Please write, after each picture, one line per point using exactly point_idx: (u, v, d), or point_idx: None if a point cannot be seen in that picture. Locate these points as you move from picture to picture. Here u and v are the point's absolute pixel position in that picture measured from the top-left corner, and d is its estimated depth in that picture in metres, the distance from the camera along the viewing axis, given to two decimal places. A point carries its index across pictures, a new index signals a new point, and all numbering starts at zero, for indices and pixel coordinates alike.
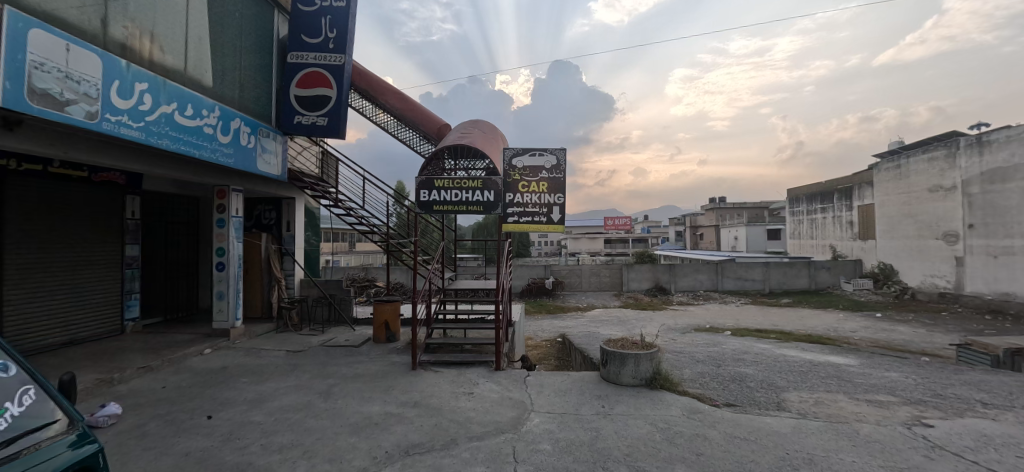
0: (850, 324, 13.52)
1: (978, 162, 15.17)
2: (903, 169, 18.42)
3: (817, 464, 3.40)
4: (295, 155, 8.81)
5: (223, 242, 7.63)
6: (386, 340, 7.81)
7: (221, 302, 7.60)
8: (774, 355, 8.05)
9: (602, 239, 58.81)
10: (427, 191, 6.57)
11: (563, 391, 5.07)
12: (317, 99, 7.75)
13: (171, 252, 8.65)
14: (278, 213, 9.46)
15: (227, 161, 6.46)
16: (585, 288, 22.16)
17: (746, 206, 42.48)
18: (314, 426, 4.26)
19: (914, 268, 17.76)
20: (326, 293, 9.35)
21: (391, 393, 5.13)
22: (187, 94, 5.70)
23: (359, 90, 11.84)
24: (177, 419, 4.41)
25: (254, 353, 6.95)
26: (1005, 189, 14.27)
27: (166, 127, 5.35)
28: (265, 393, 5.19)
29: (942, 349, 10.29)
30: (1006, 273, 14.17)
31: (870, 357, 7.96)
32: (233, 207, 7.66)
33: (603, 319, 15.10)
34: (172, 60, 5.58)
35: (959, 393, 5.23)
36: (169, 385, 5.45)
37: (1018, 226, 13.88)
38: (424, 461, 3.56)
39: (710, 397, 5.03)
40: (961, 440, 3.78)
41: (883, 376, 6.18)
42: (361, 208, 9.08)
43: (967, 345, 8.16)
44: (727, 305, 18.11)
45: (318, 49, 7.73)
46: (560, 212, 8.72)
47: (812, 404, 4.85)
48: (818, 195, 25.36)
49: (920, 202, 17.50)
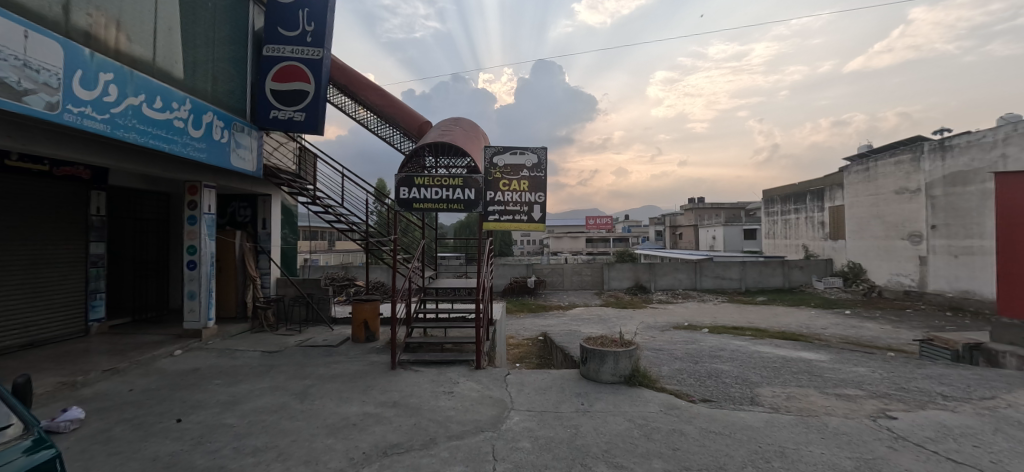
0: (820, 321, 14.00)
1: (940, 165, 15.88)
2: (871, 171, 19.10)
3: (788, 456, 3.49)
4: (271, 151, 8.58)
5: (195, 240, 7.37)
6: (365, 340, 7.70)
7: (193, 302, 7.36)
8: (749, 351, 8.23)
9: (583, 238, 59.28)
10: (407, 189, 6.49)
11: (543, 389, 5.09)
12: (294, 94, 7.57)
13: (138, 251, 8.35)
14: (253, 210, 9.20)
15: (199, 156, 6.27)
16: (567, 287, 22.33)
17: (724, 206, 43.40)
18: (289, 427, 4.17)
19: (881, 268, 18.44)
20: (303, 293, 9.16)
21: (370, 393, 5.07)
22: (156, 86, 5.49)
23: (338, 85, 11.59)
24: (145, 423, 4.24)
25: (228, 354, 6.76)
26: (965, 192, 14.99)
27: (132, 119, 5.14)
28: (239, 395, 5.05)
29: (906, 344, 10.72)
30: (967, 272, 14.88)
31: (839, 353, 8.22)
32: (205, 203, 7.42)
33: (584, 318, 15.21)
34: (139, 51, 5.36)
35: (921, 386, 5.47)
36: (137, 387, 5.25)
37: (977, 226, 14.58)
38: (402, 460, 3.52)
39: (687, 393, 5.10)
40: (923, 431, 3.94)
41: (852, 371, 6.38)
42: (339, 206, 8.94)
43: (929, 341, 8.62)
44: (705, 303, 18.48)
45: (295, 42, 7.58)
46: (541, 212, 8.87)
47: (784, 399, 4.98)
48: (791, 196, 26.11)
49: (887, 203, 18.18)
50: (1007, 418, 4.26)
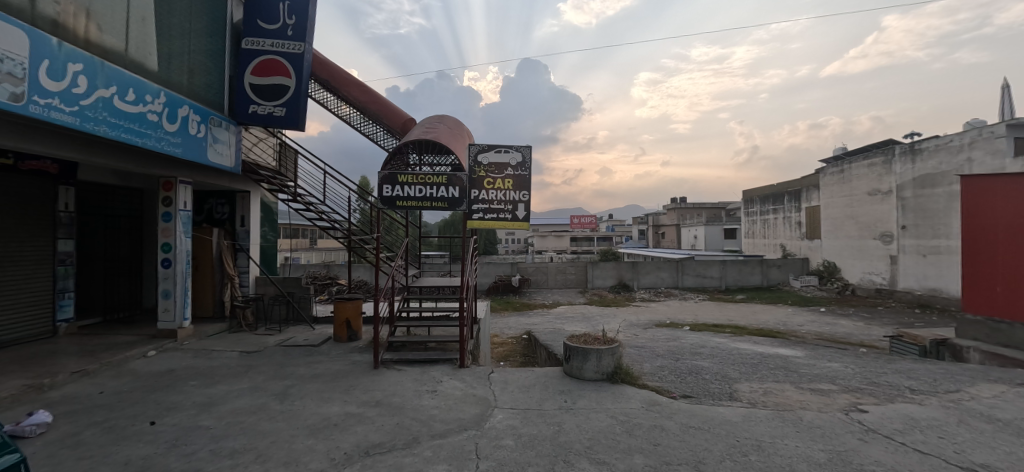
0: (797, 318, 14.39)
1: (911, 168, 16.48)
2: (846, 173, 19.69)
3: (764, 449, 3.58)
4: (250, 147, 8.38)
5: (170, 238, 7.16)
6: (347, 339, 7.60)
7: (167, 301, 7.16)
8: (729, 348, 8.41)
9: (568, 237, 59.58)
10: (390, 187, 6.43)
11: (526, 387, 5.11)
12: (274, 89, 7.44)
13: (109, 249, 8.08)
14: (231, 207, 8.99)
15: (174, 151, 6.10)
16: (551, 285, 22.47)
17: (705, 206, 44.19)
18: (269, 428, 4.09)
19: (854, 266, 19.02)
20: (283, 291, 9.00)
21: (352, 393, 5.01)
22: (128, 77, 5.31)
23: (320, 80, 11.37)
24: (117, 426, 4.11)
25: (204, 355, 6.58)
26: (934, 194, 15.59)
27: (103, 112, 4.96)
28: (216, 396, 4.93)
29: (877, 341, 11.12)
30: (934, 270, 15.47)
31: (814, 349, 8.46)
32: (181, 200, 7.22)
33: (568, 316, 15.30)
34: (111, 41, 5.16)
35: (891, 380, 5.67)
36: (109, 389, 5.09)
37: (944, 227, 15.18)
38: (385, 460, 3.49)
39: (668, 390, 5.18)
40: (892, 423, 4.09)
41: (826, 367, 6.59)
42: (321, 203, 8.80)
43: (899, 337, 8.95)
44: (687, 301, 18.79)
45: (275, 35, 7.43)
46: (525, 210, 9.02)
47: (761, 394, 5.10)
48: (770, 197, 26.74)
49: (860, 204, 18.77)
50: (971, 410, 4.44)
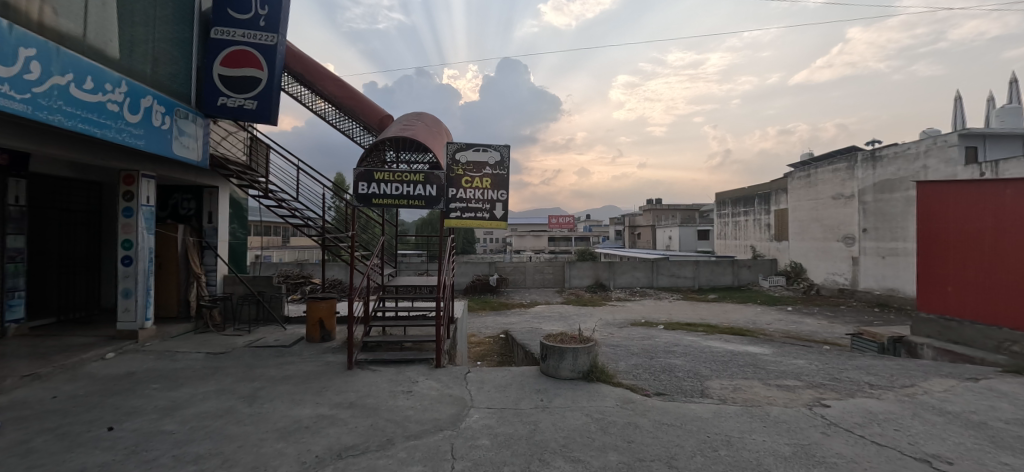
0: (765, 317, 14.87)
1: (872, 174, 17.26)
2: (811, 177, 20.47)
3: (733, 444, 3.68)
4: (218, 140, 8.07)
5: (131, 234, 6.83)
6: (320, 339, 7.43)
7: (128, 300, 6.83)
8: (701, 346, 8.62)
9: (546, 237, 59.88)
10: (365, 185, 6.30)
11: (503, 386, 5.11)
12: (245, 81, 7.21)
13: (63, 245, 7.65)
14: (198, 203, 8.66)
15: (136, 143, 5.83)
16: (529, 285, 22.58)
17: (679, 208, 45.23)
18: (236, 432, 3.95)
19: (819, 267, 19.81)
20: (253, 291, 8.72)
21: (325, 394, 4.89)
22: (86, 64, 5.03)
23: (294, 73, 11.07)
24: (71, 433, 3.89)
25: (168, 357, 6.32)
26: (892, 198, 16.38)
27: (58, 100, 4.68)
28: (180, 400, 4.73)
29: (839, 338, 11.60)
30: (892, 271, 16.27)
31: (782, 346, 8.75)
32: (143, 194, 6.90)
33: (546, 316, 15.38)
34: (67, 25, 4.87)
35: (852, 376, 5.93)
36: (64, 394, 4.82)
37: (902, 230, 15.96)
38: (358, 462, 3.42)
39: (642, 388, 5.27)
40: (852, 417, 4.28)
41: (792, 363, 6.84)
42: (294, 200, 8.54)
43: (859, 335, 9.36)
44: (661, 301, 19.16)
45: (246, 26, 7.19)
46: (502, 209, 9.08)
47: (731, 391, 5.26)
48: (741, 199, 27.59)
49: (825, 208, 19.56)
50: (925, 404, 4.68)
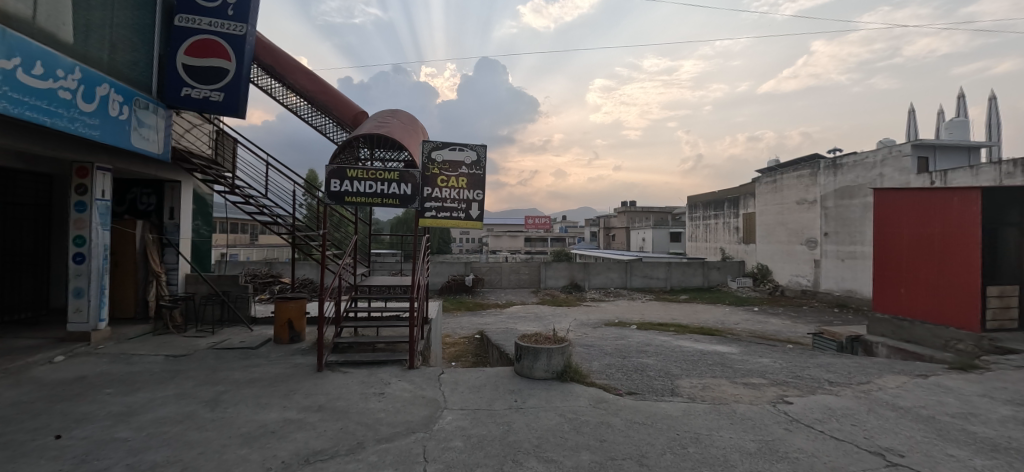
0: (733, 317, 15.36)
1: (833, 180, 18.07)
2: (777, 183, 21.25)
3: (701, 441, 3.78)
4: (181, 133, 7.72)
5: (83, 230, 6.45)
6: (289, 340, 7.21)
7: (79, 301, 6.46)
8: (671, 346, 8.82)
9: (522, 237, 60.02)
10: (338, 182, 6.14)
11: (477, 387, 5.07)
12: (211, 72, 6.94)
13: (10, 242, 7.18)
14: (159, 198, 8.28)
15: (90, 133, 5.51)
16: (505, 285, 22.58)
17: (653, 211, 46.20)
18: (197, 439, 3.78)
19: (783, 269, 20.59)
20: (218, 290, 8.39)
21: (292, 398, 4.74)
22: (36, 48, 4.70)
23: (264, 66, 10.70)
24: (13, 442, 3.63)
25: (123, 360, 5.99)
26: (851, 204, 17.19)
27: (4, 86, 4.35)
28: (136, 405, 4.49)
29: (801, 337, 12.11)
30: (851, 273, 17.08)
31: (748, 346, 9.05)
32: (98, 188, 6.55)
33: (521, 316, 15.42)
34: (17, 7, 4.54)
35: (814, 374, 6.18)
36: (5, 400, 4.49)
37: (860, 235, 16.76)
38: (327, 467, 3.33)
39: (615, 387, 5.36)
40: (812, 413, 4.46)
41: (757, 362, 7.09)
42: (262, 197, 8.25)
43: (820, 334, 9.76)
44: (635, 301, 19.51)
45: (213, 14, 6.90)
46: (478, 209, 9.02)
47: (700, 389, 5.39)
48: (711, 203, 28.40)
49: (790, 212, 20.34)
50: (879, 400, 4.93)
